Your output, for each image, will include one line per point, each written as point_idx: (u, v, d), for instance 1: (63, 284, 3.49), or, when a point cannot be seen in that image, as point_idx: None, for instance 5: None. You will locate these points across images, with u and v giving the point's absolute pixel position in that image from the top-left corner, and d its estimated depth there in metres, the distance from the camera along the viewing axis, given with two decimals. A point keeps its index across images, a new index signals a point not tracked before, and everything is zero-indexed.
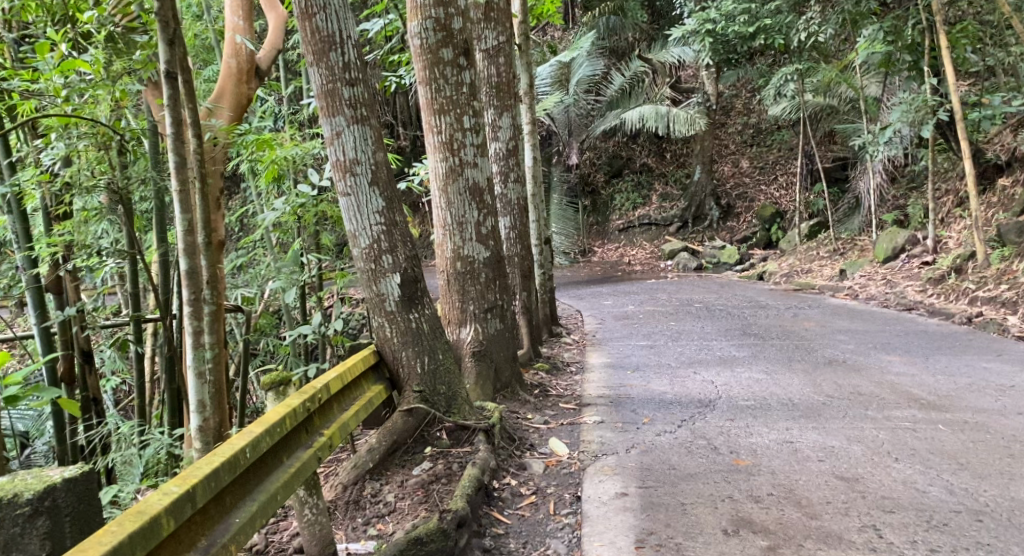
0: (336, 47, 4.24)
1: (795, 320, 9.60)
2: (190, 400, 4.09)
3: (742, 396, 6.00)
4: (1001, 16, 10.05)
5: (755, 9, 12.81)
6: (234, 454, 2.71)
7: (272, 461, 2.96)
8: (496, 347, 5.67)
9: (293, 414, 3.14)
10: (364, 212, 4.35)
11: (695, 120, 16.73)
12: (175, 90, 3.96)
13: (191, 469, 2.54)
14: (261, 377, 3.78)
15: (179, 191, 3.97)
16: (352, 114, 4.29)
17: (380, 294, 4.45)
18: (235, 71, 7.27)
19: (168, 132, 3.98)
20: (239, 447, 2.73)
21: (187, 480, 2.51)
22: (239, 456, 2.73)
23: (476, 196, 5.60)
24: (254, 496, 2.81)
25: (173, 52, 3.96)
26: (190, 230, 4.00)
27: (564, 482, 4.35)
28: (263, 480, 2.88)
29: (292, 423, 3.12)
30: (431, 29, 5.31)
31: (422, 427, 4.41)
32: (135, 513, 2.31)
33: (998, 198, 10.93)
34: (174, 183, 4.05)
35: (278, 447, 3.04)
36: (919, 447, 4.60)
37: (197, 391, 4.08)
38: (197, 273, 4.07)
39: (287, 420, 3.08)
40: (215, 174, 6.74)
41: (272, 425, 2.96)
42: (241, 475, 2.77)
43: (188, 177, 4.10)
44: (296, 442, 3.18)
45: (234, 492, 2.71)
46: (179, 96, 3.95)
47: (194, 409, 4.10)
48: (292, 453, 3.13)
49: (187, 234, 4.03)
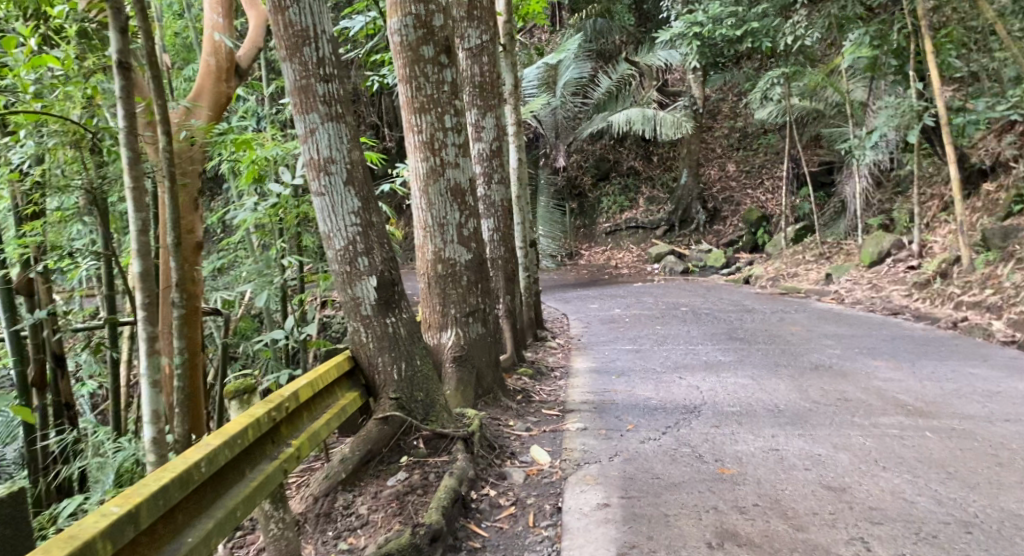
0: (310, 42, 4.11)
1: (781, 325, 9.54)
2: (143, 411, 3.85)
3: (728, 402, 5.90)
4: (986, 22, 10.08)
5: (742, 12, 12.76)
6: (186, 470, 2.62)
7: (231, 475, 2.87)
8: (478, 352, 5.54)
9: (256, 424, 3.04)
10: (339, 212, 4.22)
11: (682, 123, 16.67)
12: (128, 80, 3.80)
13: (138, 486, 2.45)
14: (223, 386, 3.72)
15: (132, 188, 3.78)
16: (326, 111, 4.16)
17: (355, 298, 4.31)
18: (214, 69, 7.09)
19: (121, 126, 3.79)
20: (193, 462, 2.64)
21: (130, 499, 2.42)
22: (193, 472, 2.63)
23: (457, 197, 5.47)
24: (210, 513, 2.72)
25: (126, 41, 3.79)
26: (144, 231, 3.84)
27: (544, 492, 4.22)
28: (221, 496, 2.79)
29: (256, 434, 3.03)
30: (411, 26, 5.18)
31: (398, 436, 4.26)
32: (66, 538, 2.22)
33: (982, 203, 10.94)
34: (128, 181, 3.88)
35: (240, 460, 2.95)
36: (907, 455, 4.51)
37: (152, 401, 3.86)
38: (152, 274, 3.85)
39: (249, 431, 2.99)
40: (192, 174, 6.56)
41: (231, 437, 2.86)
42: (195, 491, 2.68)
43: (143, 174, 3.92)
44: (260, 453, 3.08)
45: (185, 511, 2.62)
46: (131, 87, 3.79)
47: (148, 420, 3.83)
48: (256, 466, 3.03)
49: (142, 234, 3.86)
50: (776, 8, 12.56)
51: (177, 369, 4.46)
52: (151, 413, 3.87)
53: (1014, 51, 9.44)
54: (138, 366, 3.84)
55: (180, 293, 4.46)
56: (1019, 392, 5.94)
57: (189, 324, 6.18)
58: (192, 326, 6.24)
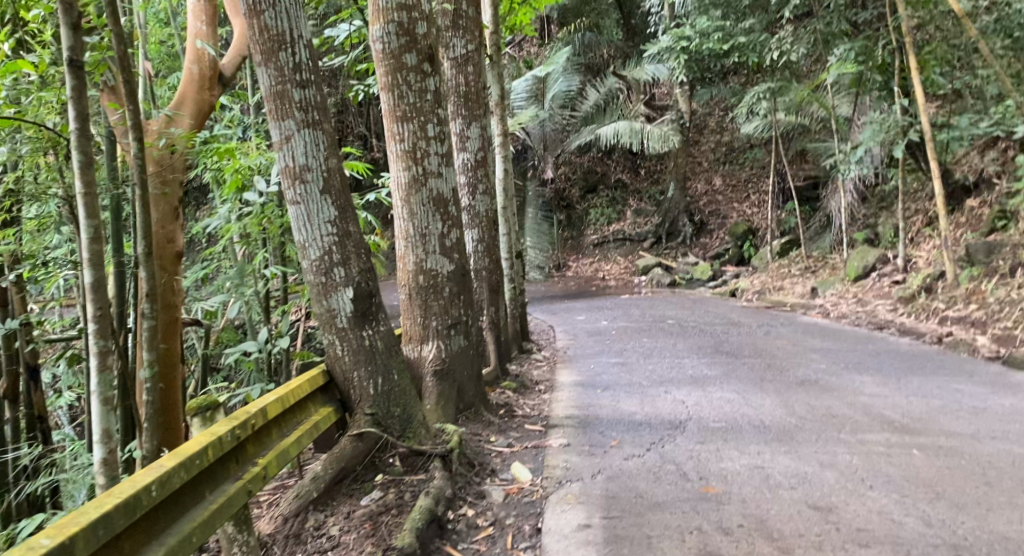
0: (287, 46, 4.02)
1: (766, 338, 9.49)
2: (92, 429, 3.69)
3: (713, 417, 5.82)
4: (968, 40, 10.16)
5: (729, 26, 12.72)
6: (135, 495, 2.58)
7: (187, 499, 2.84)
8: (459, 365, 5.43)
9: (217, 444, 3.02)
10: (314, 222, 4.11)
11: (668, 136, 16.69)
12: (80, 80, 3.67)
13: (78, 514, 2.41)
14: (186, 402, 3.70)
15: (83, 193, 3.63)
16: (303, 118, 4.07)
17: (330, 309, 4.19)
18: (198, 77, 6.96)
19: (72, 129, 3.64)
20: (141, 487, 2.60)
21: (68, 528, 2.37)
22: (142, 496, 2.60)
23: (440, 206, 5.36)
24: (162, 538, 2.69)
25: (78, 38, 3.63)
26: (96, 239, 3.67)
27: (524, 511, 4.11)
28: (175, 521, 2.76)
29: (216, 454, 3.00)
30: (393, 34, 5.10)
31: (373, 453, 4.18)
32: None
33: (966, 218, 10.97)
34: (80, 187, 3.72)
35: (198, 481, 2.93)
36: (894, 474, 4.43)
37: (103, 417, 3.71)
38: (104, 285, 3.71)
39: (208, 451, 2.96)
40: (173, 183, 6.43)
41: (187, 459, 2.83)
42: (144, 517, 2.64)
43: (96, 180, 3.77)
44: (221, 474, 3.07)
45: (133, 539, 2.58)
46: (84, 87, 3.63)
47: (97, 439, 3.67)
48: (216, 487, 3.02)
49: (93, 242, 3.69)
50: (763, 24, 12.57)
51: (146, 382, 4.34)
52: (101, 431, 3.73)
53: (997, 68, 9.47)
54: (89, 381, 3.70)
55: (150, 304, 4.36)
56: (1006, 410, 5.89)
57: (166, 335, 6.08)
58: (169, 338, 6.13)
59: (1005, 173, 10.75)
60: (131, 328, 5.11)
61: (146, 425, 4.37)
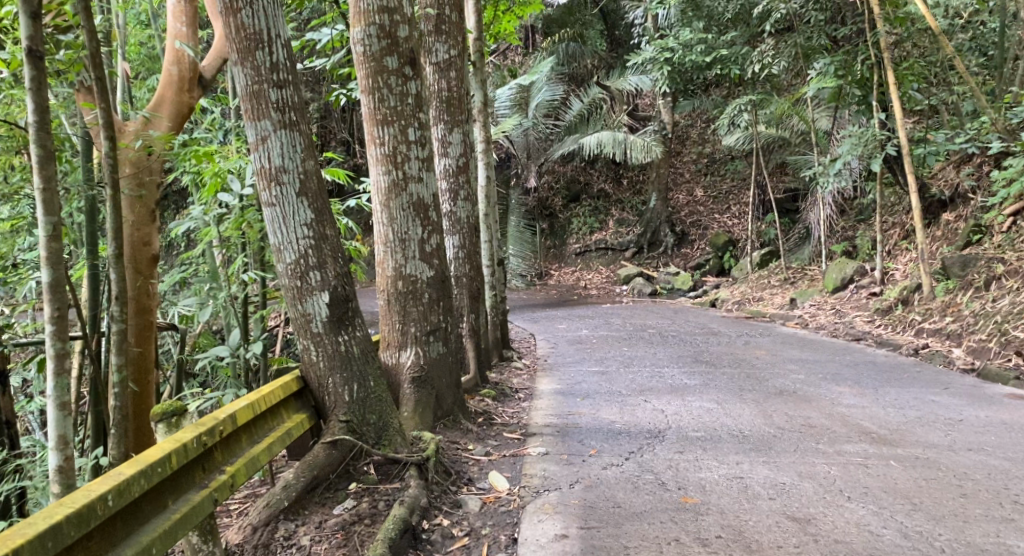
0: (263, 46, 3.95)
1: (745, 348, 9.51)
2: (48, 436, 3.59)
3: (692, 426, 5.79)
4: (944, 57, 10.33)
5: (711, 39, 12.82)
6: (88, 505, 2.52)
7: (146, 509, 2.79)
8: (437, 372, 5.36)
9: (182, 451, 2.96)
10: (290, 224, 4.05)
11: (651, 147, 16.89)
12: (41, 71, 3.57)
13: (23, 526, 2.36)
14: (151, 407, 3.62)
15: (42, 189, 3.53)
16: (279, 118, 4.01)
17: (305, 314, 4.12)
18: (177, 78, 6.86)
19: (31, 121, 3.54)
20: (95, 496, 2.55)
21: (13, 541, 2.31)
22: (95, 506, 2.54)
23: (420, 211, 5.30)
24: (119, 550, 2.63)
25: (39, 28, 3.53)
26: (53, 237, 3.56)
27: (501, 521, 4.04)
28: (133, 532, 2.70)
29: (179, 462, 2.94)
30: (375, 36, 5.05)
31: (348, 461, 4.11)
32: None
33: (942, 232, 11.12)
34: (38, 183, 3.60)
35: (160, 490, 2.88)
36: (872, 485, 4.42)
37: (60, 424, 3.62)
38: (63, 285, 3.60)
39: (171, 459, 2.90)
40: (150, 185, 6.34)
41: (148, 467, 2.78)
42: (98, 528, 2.58)
43: (56, 175, 3.65)
44: (186, 482, 3.00)
45: (85, 551, 2.52)
46: (43, 78, 3.53)
47: (53, 446, 3.59)
48: (180, 495, 2.96)
49: (51, 240, 3.58)
50: (745, 36, 12.73)
51: (114, 388, 4.25)
52: (58, 438, 3.64)
53: (972, 85, 9.61)
54: (45, 386, 3.60)
55: (119, 306, 4.27)
56: (981, 421, 5.92)
57: (140, 338, 5.99)
58: (143, 342, 6.03)
59: (979, 189, 10.86)
60: (104, 333, 4.96)
61: (113, 431, 4.28)
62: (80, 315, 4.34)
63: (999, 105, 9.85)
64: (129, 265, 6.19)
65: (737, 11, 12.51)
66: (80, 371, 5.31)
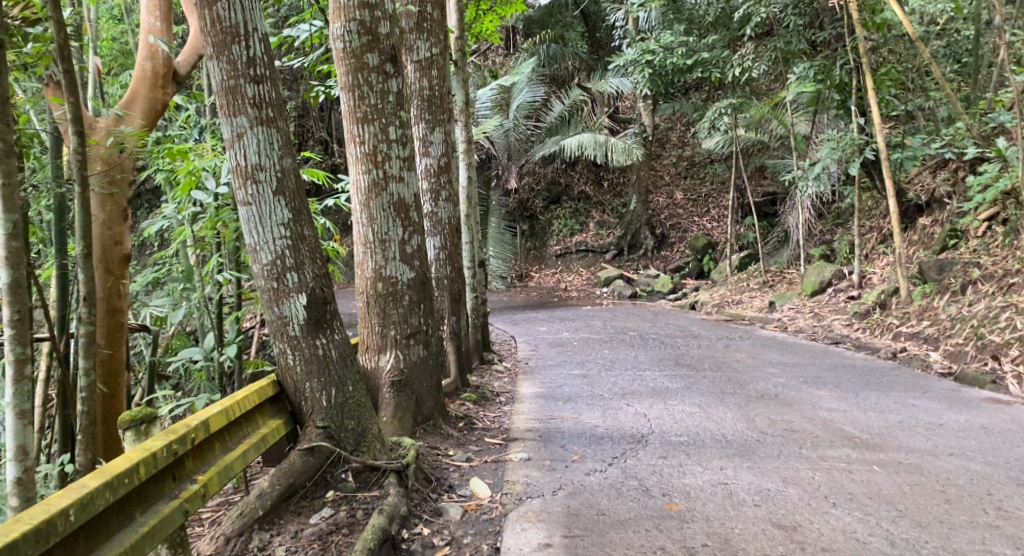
0: (240, 40, 3.84)
1: (726, 351, 9.49)
2: (7, 446, 3.44)
3: (675, 431, 5.74)
4: (921, 62, 10.40)
5: (692, 42, 12.82)
6: (49, 521, 2.40)
7: (112, 522, 2.66)
8: (418, 376, 5.26)
9: (151, 460, 2.84)
10: (266, 224, 3.93)
11: (632, 149, 16.72)
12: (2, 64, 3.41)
13: None
14: (119, 413, 3.50)
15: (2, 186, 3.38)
16: (256, 115, 3.89)
17: (282, 316, 4.00)
18: (150, 75, 6.70)
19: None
20: (56, 512, 2.42)
21: None
22: (55, 522, 2.42)
23: (401, 212, 5.19)
24: None
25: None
26: (13, 237, 3.41)
27: (483, 530, 3.95)
28: (97, 548, 2.58)
29: (148, 472, 2.82)
30: (355, 32, 4.94)
31: (325, 468, 3.99)
32: None
33: (919, 236, 11.22)
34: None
35: (127, 502, 2.75)
36: (857, 492, 4.39)
37: (20, 433, 3.47)
38: (24, 287, 3.45)
39: (139, 469, 2.78)
40: (123, 183, 6.18)
41: (114, 478, 2.65)
42: (60, 545, 2.45)
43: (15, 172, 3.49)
44: (155, 493, 2.88)
45: None
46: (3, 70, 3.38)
47: (12, 456, 3.44)
48: (148, 508, 2.84)
49: (12, 240, 3.43)
50: (724, 41, 12.71)
51: (81, 394, 4.10)
52: (18, 448, 3.48)
53: (948, 90, 9.68)
54: (3, 393, 3.43)
55: (86, 309, 4.14)
56: (961, 426, 5.92)
57: (111, 340, 5.88)
58: (113, 344, 5.91)
59: (955, 194, 10.93)
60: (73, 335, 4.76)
61: (80, 437, 4.13)
62: (47, 318, 4.19)
63: (974, 111, 9.94)
64: (99, 265, 6.05)
65: (718, 15, 12.49)
66: (47, 376, 5.14)
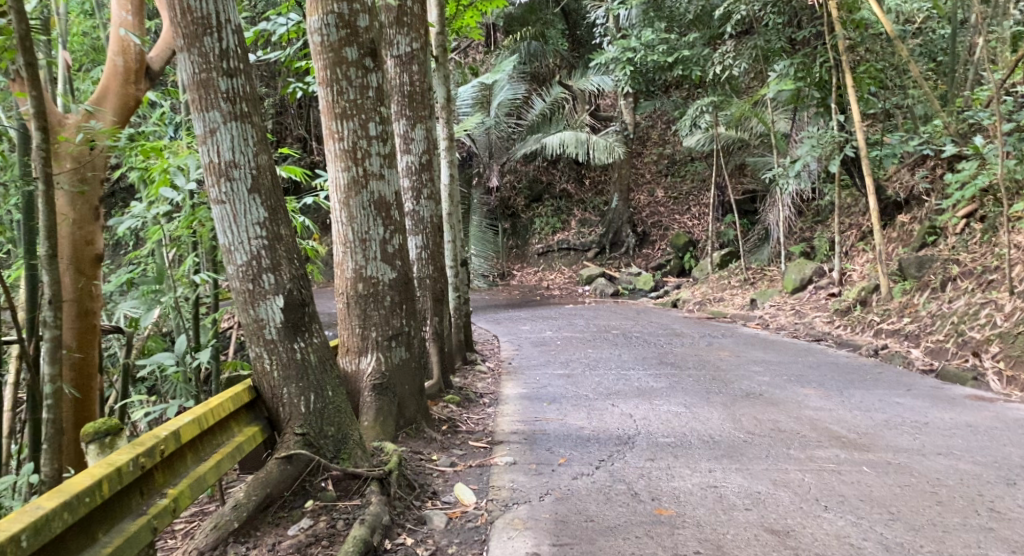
0: (212, 31, 3.69)
1: (709, 350, 9.43)
2: None
3: (662, 432, 5.65)
4: (901, 61, 10.37)
5: (673, 40, 12.70)
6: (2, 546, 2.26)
7: (72, 543, 2.52)
8: (400, 379, 5.13)
9: (115, 476, 2.71)
10: (241, 223, 3.78)
11: (614, 147, 16.88)
12: None
13: None
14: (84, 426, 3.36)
15: None
16: (230, 109, 3.74)
17: (258, 320, 3.86)
18: (122, 70, 6.52)
19: None
20: (7, 537, 2.28)
21: None
22: (7, 548, 2.28)
23: (382, 210, 5.04)
24: None
25: None
26: None
27: (468, 539, 3.83)
28: None
29: (111, 488, 2.68)
30: (334, 26, 4.80)
31: (303, 477, 3.86)
32: None
33: (897, 233, 11.24)
34: None
35: (89, 521, 2.62)
36: (848, 494, 4.32)
37: None
38: None
39: (101, 486, 2.64)
40: (94, 181, 5.99)
41: (72, 497, 2.51)
42: None
43: None
44: (120, 510, 2.75)
45: None
46: None
47: None
48: (113, 525, 2.70)
49: None
50: (705, 39, 12.72)
51: (47, 401, 3.93)
52: None
53: (925, 88, 9.66)
54: None
55: (52, 312, 3.96)
56: (947, 424, 5.89)
57: (82, 342, 5.71)
58: (84, 346, 5.73)
59: (933, 191, 10.98)
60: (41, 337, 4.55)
61: (45, 447, 3.94)
62: (14, 321, 4.02)
63: (951, 108, 9.74)
64: (70, 265, 5.86)
65: (698, 13, 12.54)
66: (16, 379, 4.97)
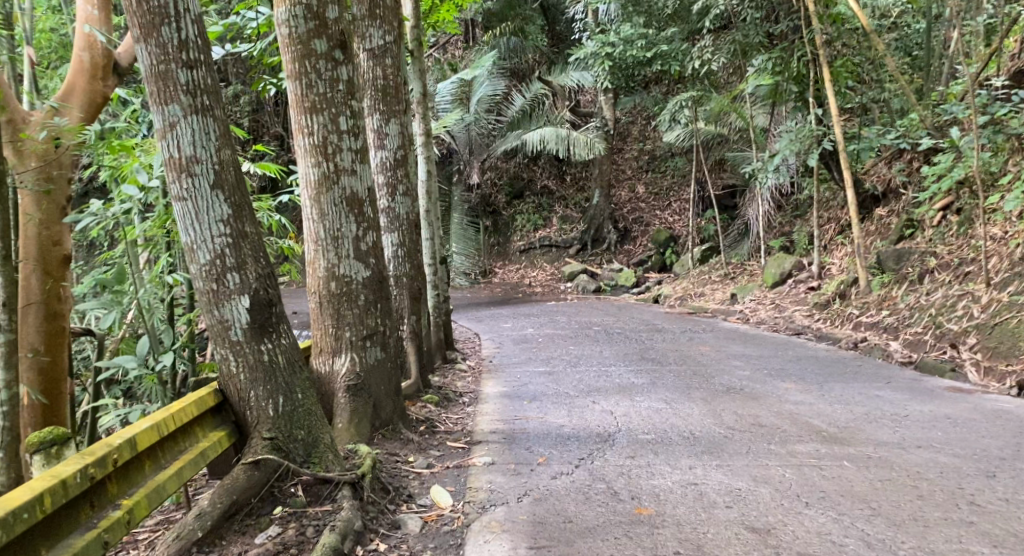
0: (170, 21, 3.56)
1: (690, 345, 9.38)
2: None
3: (641, 428, 5.60)
4: (876, 53, 10.42)
5: (651, 34, 12.65)
6: None
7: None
8: (375, 379, 5.04)
9: (59, 488, 2.59)
10: (203, 220, 3.66)
11: (594, 144, 16.71)
12: None
13: None
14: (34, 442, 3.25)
15: None
16: (189, 103, 3.62)
17: (222, 321, 3.74)
18: (88, 66, 6.35)
19: None
20: None
21: None
22: None
23: (354, 207, 4.92)
24: None
25: None
26: None
27: (443, 543, 3.74)
28: None
29: (55, 502, 2.57)
30: (302, 17, 4.68)
31: (272, 482, 3.75)
32: None
33: (875, 226, 11.28)
34: None
35: (29, 537, 2.50)
36: (829, 490, 4.28)
37: None
38: None
39: (44, 499, 2.53)
40: (60, 179, 5.84)
41: (10, 511, 2.40)
42: None
43: None
44: (65, 523, 2.64)
45: None
46: None
47: None
48: (58, 541, 2.59)
49: None
50: (683, 34, 12.63)
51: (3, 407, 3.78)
52: None
53: (902, 82, 9.62)
54: None
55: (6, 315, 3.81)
56: (926, 416, 5.87)
57: (50, 346, 5.56)
58: (53, 350, 5.59)
59: (910, 184, 11.04)
60: None
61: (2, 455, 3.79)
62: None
63: (927, 102, 9.86)
64: (35, 266, 5.70)
65: (676, 7, 12.49)
66: None
